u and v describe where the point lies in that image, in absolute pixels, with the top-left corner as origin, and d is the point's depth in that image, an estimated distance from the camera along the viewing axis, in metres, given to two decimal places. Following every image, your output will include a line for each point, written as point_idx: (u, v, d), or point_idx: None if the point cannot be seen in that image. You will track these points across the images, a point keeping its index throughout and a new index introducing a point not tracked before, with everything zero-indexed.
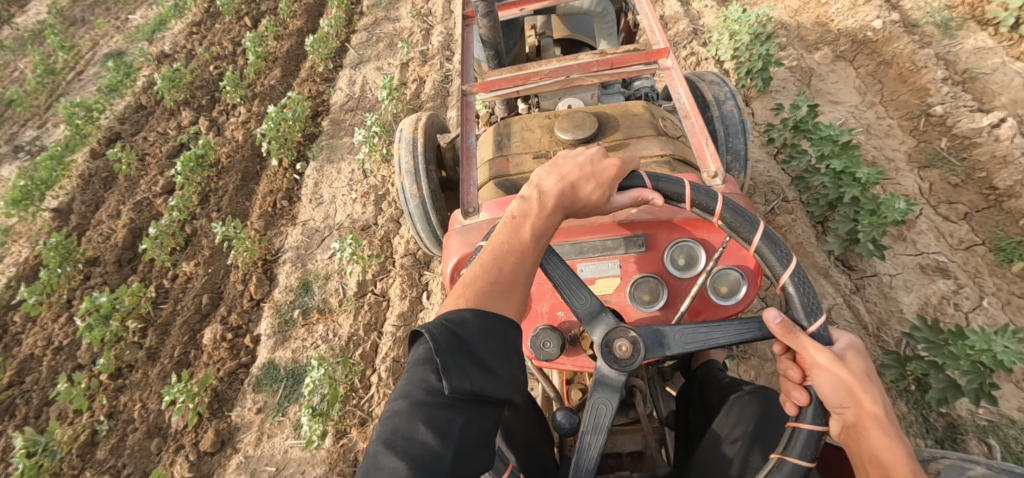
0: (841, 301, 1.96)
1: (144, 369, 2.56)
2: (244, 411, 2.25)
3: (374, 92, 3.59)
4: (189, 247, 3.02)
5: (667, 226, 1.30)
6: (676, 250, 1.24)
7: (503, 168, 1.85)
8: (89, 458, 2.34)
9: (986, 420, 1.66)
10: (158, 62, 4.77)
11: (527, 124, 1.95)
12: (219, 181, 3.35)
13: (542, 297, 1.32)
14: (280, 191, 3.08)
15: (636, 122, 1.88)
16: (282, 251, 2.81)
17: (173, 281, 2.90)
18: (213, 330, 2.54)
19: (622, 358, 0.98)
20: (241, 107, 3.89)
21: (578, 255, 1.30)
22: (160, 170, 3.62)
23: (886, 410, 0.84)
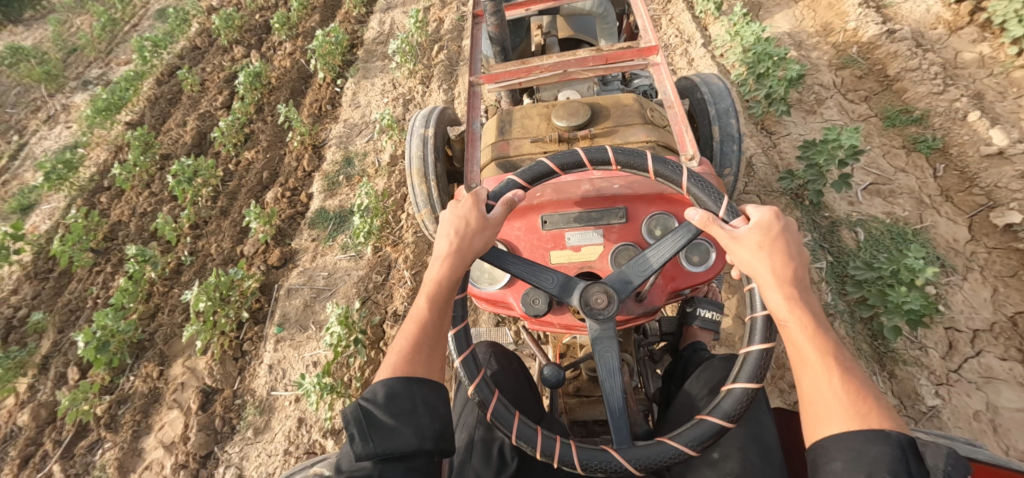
0: (760, 152, 2.63)
1: (217, 222, 3.20)
2: (302, 241, 2.91)
3: (401, 29, 4.23)
4: (249, 141, 3.69)
5: (643, 202, 1.55)
6: (653, 222, 1.48)
7: (503, 150, 2.14)
8: (177, 280, 2.97)
9: (857, 217, 2.25)
10: (208, 13, 5.43)
11: (527, 112, 2.24)
12: (271, 95, 3.97)
13: (534, 262, 1.52)
14: (324, 99, 3.73)
15: (625, 112, 2.14)
16: (327, 140, 3.45)
17: (236, 166, 3.55)
18: (274, 192, 3.19)
19: (601, 308, 1.17)
20: (286, 43, 4.53)
21: (567, 224, 1.53)
22: (218, 90, 4.27)
23: (795, 270, 1.09)
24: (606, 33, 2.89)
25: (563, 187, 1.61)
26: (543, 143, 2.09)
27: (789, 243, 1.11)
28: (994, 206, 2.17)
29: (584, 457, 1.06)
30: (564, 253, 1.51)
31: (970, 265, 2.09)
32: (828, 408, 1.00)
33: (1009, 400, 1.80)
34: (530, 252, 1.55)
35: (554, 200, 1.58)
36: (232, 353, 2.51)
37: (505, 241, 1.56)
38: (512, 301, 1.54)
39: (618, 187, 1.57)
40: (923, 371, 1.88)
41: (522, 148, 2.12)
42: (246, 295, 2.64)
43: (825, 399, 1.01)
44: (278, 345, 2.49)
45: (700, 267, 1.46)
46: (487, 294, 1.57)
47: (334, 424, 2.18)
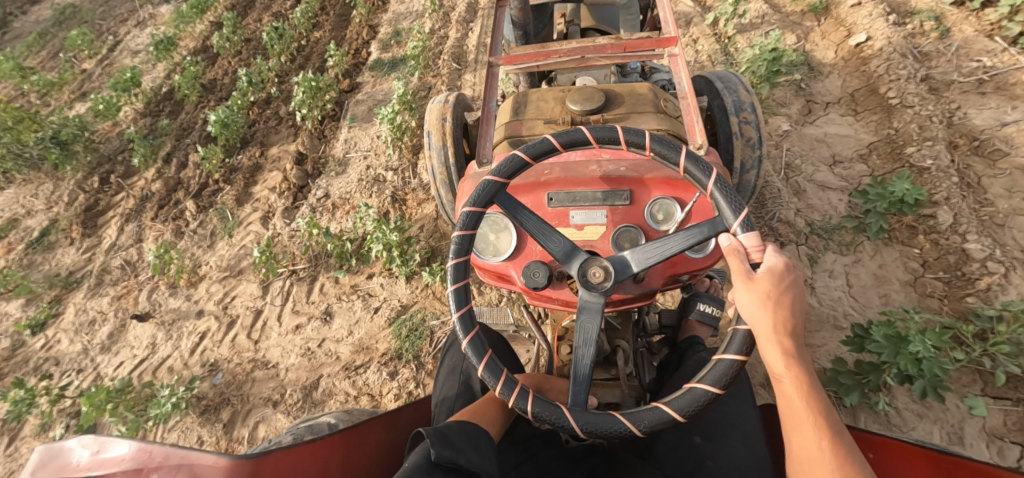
0: (697, 13, 3.65)
1: (296, 72, 4.19)
2: (364, 78, 3.94)
3: None
4: (317, 27, 4.67)
5: (645, 187, 1.84)
6: (658, 207, 1.80)
7: (517, 129, 2.55)
8: (268, 105, 3.97)
9: (755, 44, 3.24)
10: None
11: (543, 96, 2.67)
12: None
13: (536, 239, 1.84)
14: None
15: (638, 100, 2.53)
16: (380, 22, 4.48)
17: (308, 41, 4.54)
18: (341, 51, 4.22)
19: (597, 281, 1.36)
20: None
21: (572, 205, 1.84)
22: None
23: (784, 323, 1.21)
24: (628, 25, 3.23)
25: (574, 168, 1.92)
26: (556, 124, 2.51)
27: (792, 296, 1.22)
28: (851, 36, 3.14)
29: (591, 422, 1.27)
30: (567, 230, 1.83)
31: (830, 70, 3.07)
32: (815, 465, 1.15)
33: (840, 131, 2.77)
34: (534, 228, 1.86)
35: (562, 179, 1.90)
36: (318, 135, 3.52)
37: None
38: (513, 273, 1.84)
39: (625, 170, 1.88)
40: (787, 118, 2.88)
41: (534, 129, 2.53)
42: (326, 101, 3.66)
43: (813, 461, 1.16)
44: (351, 129, 3.51)
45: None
46: (492, 264, 1.87)
47: (393, 164, 3.20)
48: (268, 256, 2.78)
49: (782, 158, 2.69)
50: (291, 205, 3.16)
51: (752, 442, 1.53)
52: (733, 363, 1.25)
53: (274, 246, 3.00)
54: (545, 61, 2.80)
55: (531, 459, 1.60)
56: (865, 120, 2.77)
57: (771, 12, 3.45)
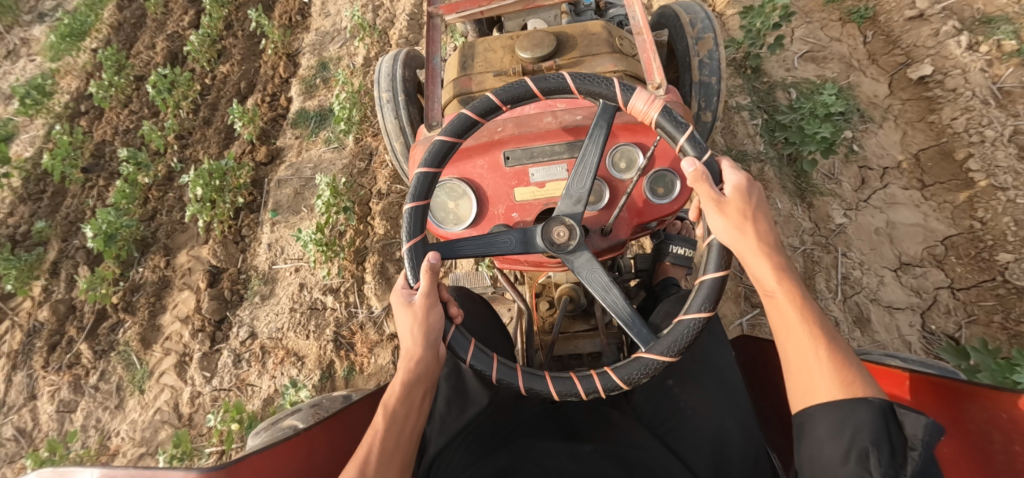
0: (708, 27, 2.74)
1: (202, 131, 3.30)
2: (285, 140, 3.10)
3: None
4: (223, 56, 3.65)
5: (608, 134, 1.67)
6: (618, 156, 1.64)
7: (466, 86, 1.97)
8: (170, 185, 3.12)
9: (790, 81, 2.48)
10: None
11: (491, 44, 2.05)
12: (241, 11, 3.83)
13: (498, 201, 1.67)
14: (293, 9, 3.71)
15: (593, 40, 1.96)
16: (301, 48, 3.54)
17: (213, 80, 3.56)
18: (254, 98, 3.33)
19: (561, 242, 1.36)
20: None
21: (531, 161, 1.66)
22: (184, 11, 4.12)
23: (767, 235, 1.17)
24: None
25: (528, 122, 1.72)
26: (506, 77, 1.90)
27: (762, 211, 1.19)
28: (911, 63, 2.38)
29: (606, 382, 1.23)
30: (528, 189, 1.66)
31: (886, 116, 2.35)
32: (813, 373, 1.06)
33: (905, 218, 2.15)
34: (493, 189, 1.68)
35: (517, 135, 1.70)
36: (231, 238, 2.76)
37: (468, 179, 1.68)
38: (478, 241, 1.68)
39: (581, 118, 1.69)
40: (837, 200, 2.21)
41: (484, 85, 1.95)
42: (237, 186, 2.86)
43: (813, 362, 1.07)
44: (274, 226, 2.76)
45: (666, 199, 1.64)
46: (454, 234, 1.70)
47: (332, 283, 2.49)
48: (181, 452, 2.15)
49: (837, 268, 2.09)
50: (209, 350, 2.49)
51: (724, 380, 1.62)
52: (715, 282, 1.21)
53: (195, 413, 2.38)
54: (488, 6, 2.10)
55: (517, 430, 1.61)
56: (936, 200, 2.14)
57: (802, 28, 2.63)
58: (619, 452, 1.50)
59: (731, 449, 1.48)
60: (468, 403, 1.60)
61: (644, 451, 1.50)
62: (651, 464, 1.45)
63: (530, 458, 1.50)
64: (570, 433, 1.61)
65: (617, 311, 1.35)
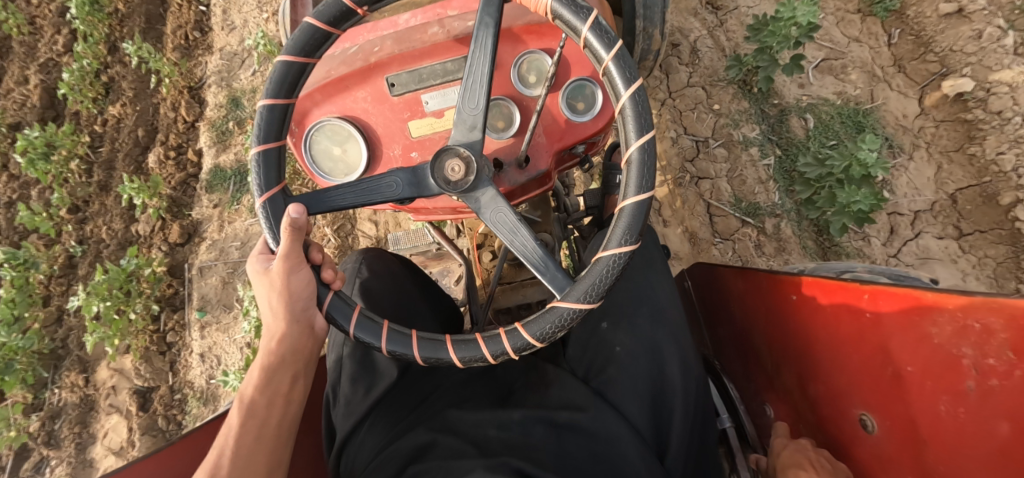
0: (705, 34, 2.15)
1: (100, 200, 2.60)
2: (202, 209, 2.52)
3: None
4: (112, 93, 2.68)
5: (508, 36, 1.24)
6: (524, 65, 1.22)
7: None
8: (73, 277, 2.55)
9: (807, 102, 2.03)
10: None
11: None
12: (125, 30, 2.71)
13: (390, 140, 1.24)
14: (188, 24, 2.73)
15: None
16: (205, 79, 2.67)
17: (104, 126, 2.68)
18: (156, 153, 2.58)
19: (456, 179, 1.01)
20: None
21: (420, 85, 1.22)
22: (57, 28, 2.77)
23: None
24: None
25: (406, 35, 1.24)
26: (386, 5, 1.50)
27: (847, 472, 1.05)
28: (948, 73, 1.96)
29: (525, 334, 0.97)
30: (424, 121, 1.23)
31: (918, 146, 1.97)
32: None
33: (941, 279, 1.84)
34: (381, 127, 1.25)
35: (396, 54, 1.23)
36: (156, 348, 2.39)
37: (350, 117, 1.24)
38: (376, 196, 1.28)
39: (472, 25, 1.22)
40: (863, 262, 1.89)
41: None
42: (153, 280, 2.43)
43: None
44: (205, 330, 2.37)
45: (587, 117, 1.24)
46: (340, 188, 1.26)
47: None
48: None
49: None
50: None
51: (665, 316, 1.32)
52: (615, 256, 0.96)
53: None
54: None
55: (438, 391, 1.33)
56: (976, 253, 1.83)
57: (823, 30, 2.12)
58: (558, 415, 1.21)
59: (676, 399, 1.22)
60: (375, 378, 1.31)
61: (580, 407, 1.22)
62: (586, 425, 1.17)
63: (454, 431, 1.21)
64: (502, 397, 1.32)
65: (525, 254, 1.04)
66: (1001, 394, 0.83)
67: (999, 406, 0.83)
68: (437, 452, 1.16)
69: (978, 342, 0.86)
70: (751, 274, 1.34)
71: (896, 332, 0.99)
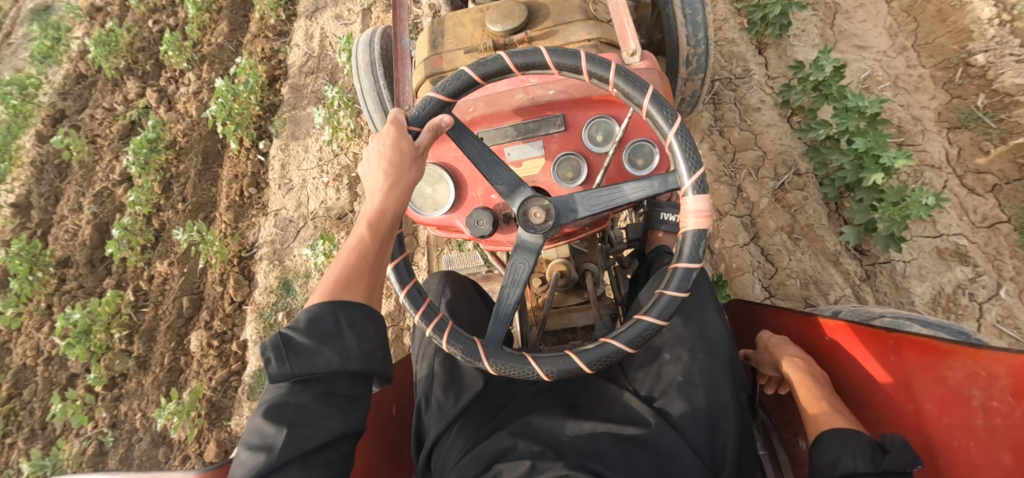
0: (851, 291, 2.15)
1: (138, 378, 2.79)
2: (242, 419, 2.56)
3: (334, 49, 3.28)
4: (161, 244, 3.03)
5: (583, 104, 1.43)
6: (593, 127, 1.40)
7: (438, 65, 2.01)
8: (100, 466, 2.63)
9: None
10: (91, 18, 3.83)
11: (460, 19, 2.05)
12: (180, 165, 3.17)
13: (475, 185, 1.50)
14: (245, 177, 3.08)
15: (566, 8, 1.92)
16: (256, 246, 2.93)
17: (150, 283, 2.98)
18: (199, 337, 2.78)
19: (538, 223, 1.15)
20: (189, 74, 3.40)
21: (504, 140, 1.45)
22: (116, 154, 3.28)
23: None
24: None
25: (495, 99, 1.47)
26: (476, 53, 1.92)
27: None
28: None
29: (544, 366, 1.08)
30: None
31: None
32: None
33: None
34: (468, 172, 1.50)
35: (487, 114, 1.47)
36: None
37: (443, 163, 1.52)
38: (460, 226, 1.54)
39: (555, 91, 1.43)
40: None
41: (455, 63, 1.99)
42: None
43: None
44: None
45: (645, 172, 1.35)
46: (432, 220, 1.57)
47: None
48: None
49: None
50: None
51: (717, 351, 1.34)
52: (670, 303, 1.07)
53: None
54: None
55: (512, 406, 1.36)
56: None
57: (999, 298, 1.97)
58: (623, 431, 1.24)
59: (727, 420, 1.25)
60: (463, 387, 1.38)
61: (644, 429, 1.23)
62: (648, 443, 1.20)
63: (533, 434, 1.26)
64: (570, 407, 1.35)
65: None
66: (1005, 431, 0.98)
67: (1005, 443, 0.98)
68: (518, 454, 1.21)
69: (985, 386, 1.02)
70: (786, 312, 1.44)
71: (921, 373, 1.11)
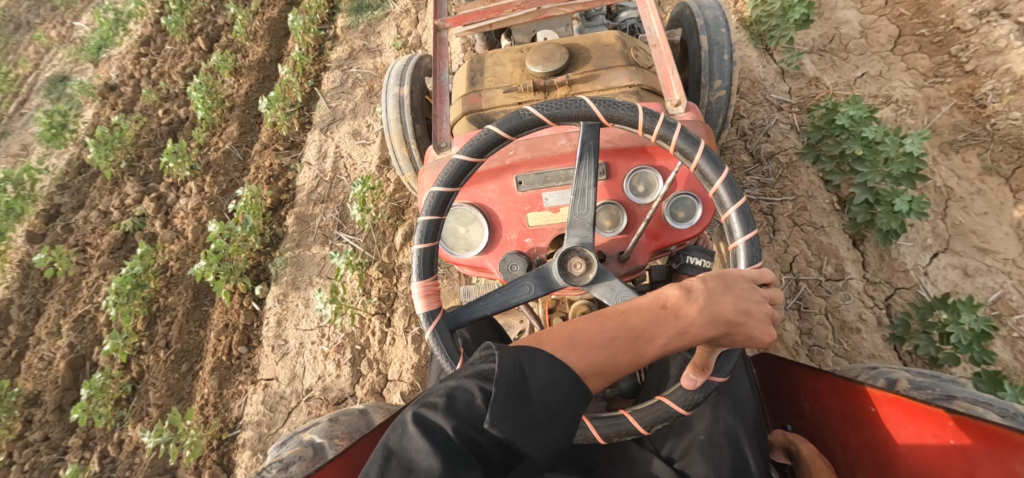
0: None
1: None
2: None
3: (349, 170, 3.21)
4: (137, 397, 2.70)
5: (622, 158, 1.65)
6: (636, 178, 1.60)
7: (475, 103, 2.07)
8: None
9: None
10: (102, 98, 3.83)
11: (499, 58, 2.17)
12: (168, 296, 2.95)
13: (510, 227, 1.64)
14: (237, 331, 2.79)
15: (606, 51, 2.06)
16: (239, 426, 2.57)
17: (118, 449, 2.61)
18: None
19: (578, 273, 1.29)
20: (191, 183, 3.28)
21: (543, 186, 1.64)
22: (103, 270, 3.08)
23: None
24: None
25: (538, 147, 1.70)
26: (516, 94, 2.01)
27: None
28: None
29: (601, 429, 1.12)
30: (541, 214, 1.63)
31: None
32: None
33: None
34: (505, 215, 1.65)
35: (529, 159, 1.69)
36: None
37: (478, 204, 1.66)
38: (492, 267, 1.64)
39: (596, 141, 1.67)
40: None
41: (493, 100, 2.06)
42: None
43: None
44: None
45: (685, 225, 1.57)
46: (464, 260, 1.67)
47: None
48: None
49: None
50: None
51: (743, 409, 1.35)
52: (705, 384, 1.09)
53: None
54: (497, 18, 2.26)
55: None
56: None
57: None
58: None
59: None
60: None
61: None
62: None
63: None
64: (585, 468, 1.34)
65: None
66: None
67: None
68: None
69: None
70: (826, 378, 1.43)
71: (985, 463, 1.12)
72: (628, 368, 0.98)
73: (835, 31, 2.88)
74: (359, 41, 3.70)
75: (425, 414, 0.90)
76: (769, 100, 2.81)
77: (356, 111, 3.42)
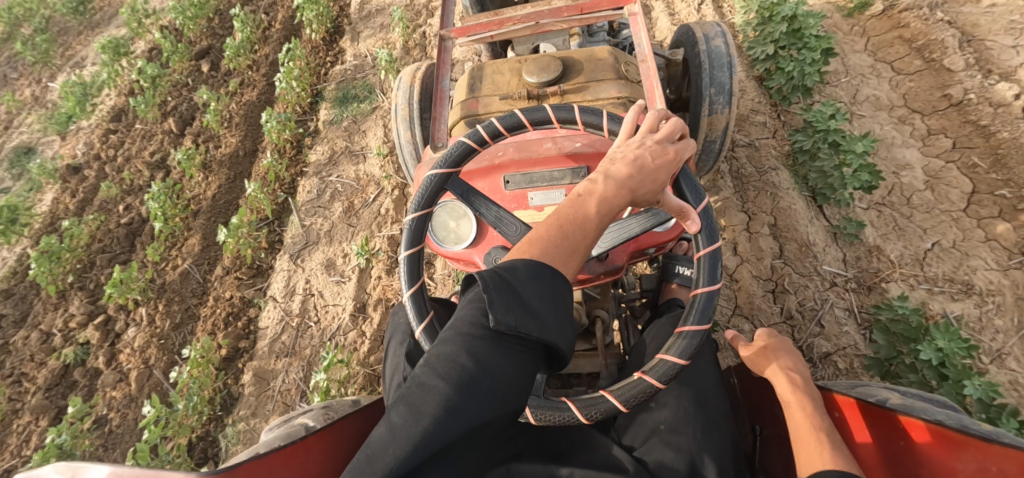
0: None
1: None
2: None
3: (320, 315, 2.89)
4: None
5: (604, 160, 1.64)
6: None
7: (472, 108, 2.08)
8: None
9: None
10: (63, 181, 3.62)
11: (499, 67, 2.17)
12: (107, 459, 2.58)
13: None
14: None
15: (600, 65, 2.08)
16: None
17: None
18: None
19: None
20: (142, 311, 3.00)
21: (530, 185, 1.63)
22: (35, 415, 2.73)
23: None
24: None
25: (526, 147, 1.69)
26: (512, 101, 2.03)
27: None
28: None
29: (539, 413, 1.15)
30: (527, 213, 1.63)
31: None
32: None
33: None
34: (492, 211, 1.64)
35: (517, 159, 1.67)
36: None
37: None
38: (477, 261, 1.64)
39: (580, 145, 1.65)
40: None
41: (491, 107, 2.06)
42: None
43: None
44: None
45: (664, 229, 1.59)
46: (454, 253, 1.66)
47: None
48: None
49: None
50: None
51: (707, 402, 1.39)
52: (672, 365, 1.14)
53: None
54: (499, 30, 2.29)
55: None
56: None
57: None
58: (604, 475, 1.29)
59: None
60: None
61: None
62: None
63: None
64: (552, 456, 1.36)
65: None
66: None
67: None
68: None
69: None
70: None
71: (929, 461, 1.19)
72: (587, 243, 1.10)
73: (896, 178, 2.62)
74: (341, 142, 3.46)
75: (436, 350, 0.97)
76: (821, 272, 2.50)
77: (332, 235, 3.15)
